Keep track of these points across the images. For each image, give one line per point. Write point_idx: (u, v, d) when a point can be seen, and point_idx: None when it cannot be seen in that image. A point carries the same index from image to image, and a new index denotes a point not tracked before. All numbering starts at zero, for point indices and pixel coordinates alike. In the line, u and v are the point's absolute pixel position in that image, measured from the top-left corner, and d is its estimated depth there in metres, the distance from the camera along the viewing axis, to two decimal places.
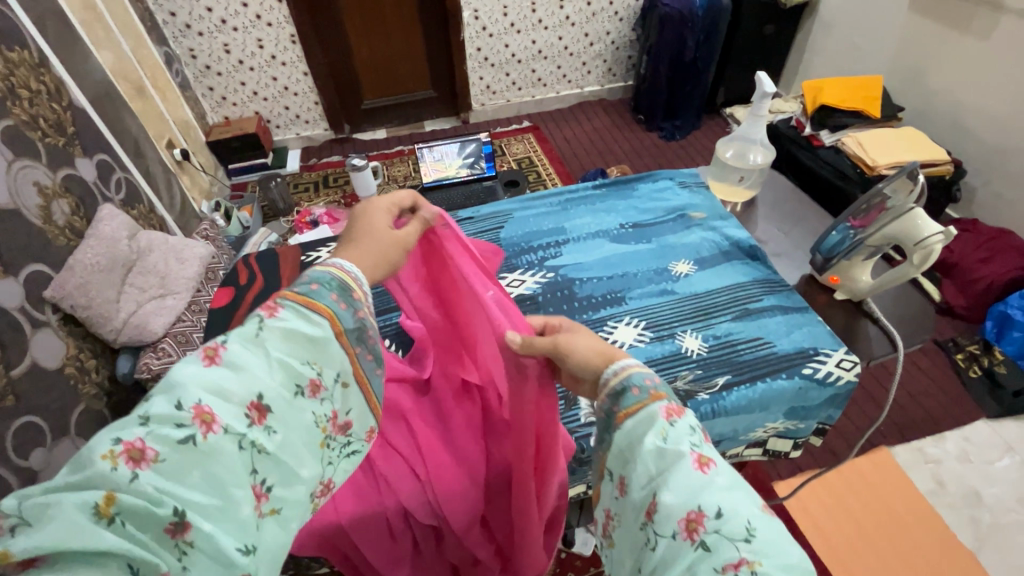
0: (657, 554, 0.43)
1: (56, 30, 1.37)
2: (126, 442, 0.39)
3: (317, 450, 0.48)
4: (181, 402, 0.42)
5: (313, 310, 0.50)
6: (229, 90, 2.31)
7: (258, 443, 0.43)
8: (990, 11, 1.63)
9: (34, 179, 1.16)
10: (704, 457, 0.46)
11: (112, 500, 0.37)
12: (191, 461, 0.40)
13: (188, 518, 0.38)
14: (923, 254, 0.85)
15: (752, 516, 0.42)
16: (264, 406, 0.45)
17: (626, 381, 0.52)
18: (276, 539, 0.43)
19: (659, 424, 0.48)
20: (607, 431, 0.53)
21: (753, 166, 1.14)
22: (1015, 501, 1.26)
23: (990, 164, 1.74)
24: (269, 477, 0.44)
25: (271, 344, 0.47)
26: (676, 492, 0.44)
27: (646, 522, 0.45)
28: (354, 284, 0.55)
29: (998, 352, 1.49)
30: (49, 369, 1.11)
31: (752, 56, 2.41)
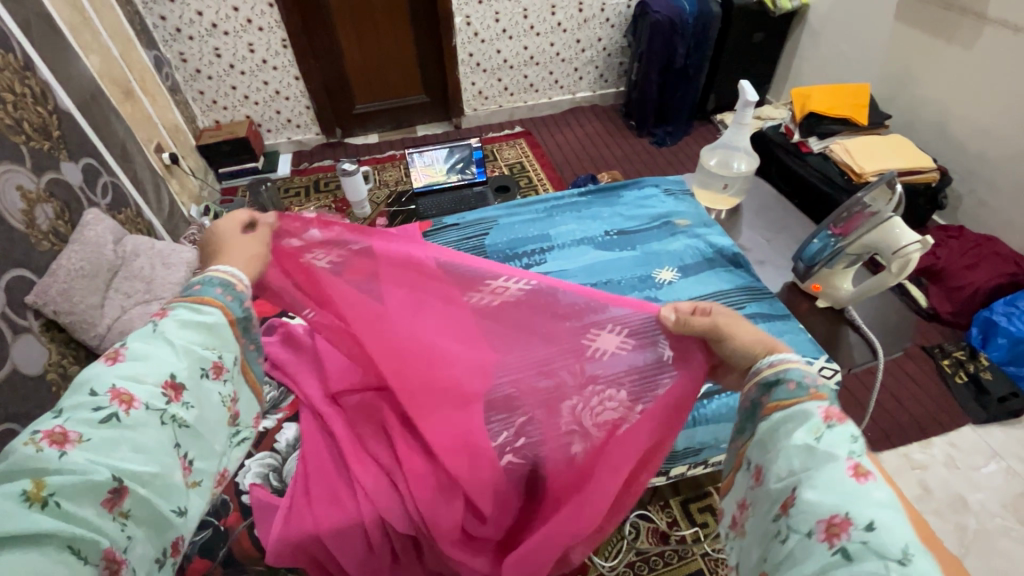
0: (786, 546, 0.46)
1: (42, 34, 1.36)
2: (46, 431, 0.49)
3: (223, 424, 0.60)
4: (96, 390, 0.52)
5: (203, 303, 0.59)
6: (220, 94, 2.30)
7: (176, 416, 0.55)
8: (973, 21, 1.66)
9: (17, 184, 1.15)
10: (863, 468, 0.46)
11: (42, 484, 0.46)
12: (114, 438, 0.50)
13: (123, 485, 0.49)
14: (901, 263, 0.86)
15: (912, 542, 0.42)
16: (178, 384, 0.56)
17: (783, 373, 0.55)
18: (198, 502, 0.56)
19: (813, 423, 0.50)
20: (750, 419, 0.57)
21: (737, 173, 1.16)
22: (1001, 507, 1.27)
23: (975, 172, 1.76)
24: (190, 451, 0.56)
25: (171, 335, 0.57)
26: (822, 491, 0.45)
27: (780, 514, 0.48)
28: (237, 281, 0.63)
29: (983, 358, 1.51)
30: (30, 376, 1.09)
31: (742, 63, 2.42)
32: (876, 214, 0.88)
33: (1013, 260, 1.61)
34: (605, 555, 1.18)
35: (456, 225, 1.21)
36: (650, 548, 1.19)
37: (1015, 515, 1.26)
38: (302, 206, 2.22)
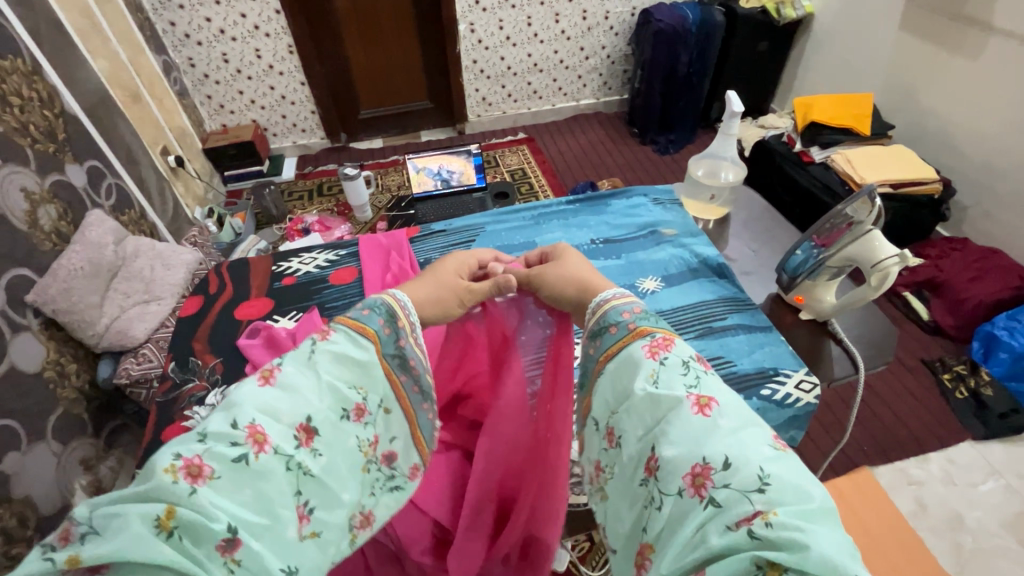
0: (662, 514, 0.41)
1: (51, 39, 1.39)
2: (186, 458, 0.41)
3: (356, 474, 0.49)
4: (237, 421, 0.43)
5: (363, 335, 0.52)
6: (227, 98, 2.34)
7: (304, 464, 0.45)
8: (979, 31, 1.64)
9: (21, 185, 1.17)
10: (705, 398, 0.44)
11: (172, 513, 0.38)
12: (244, 479, 0.41)
13: (238, 536, 0.39)
14: (880, 276, 0.85)
15: (766, 460, 0.39)
16: (311, 428, 0.46)
17: (605, 314, 0.56)
18: (314, 560, 0.43)
19: (647, 367, 0.48)
20: (587, 374, 0.56)
21: (724, 183, 1.15)
22: (999, 526, 1.25)
23: (979, 184, 1.73)
24: (312, 499, 0.45)
25: (322, 367, 0.49)
26: (679, 444, 0.42)
27: (646, 478, 0.44)
28: (401, 311, 0.57)
29: (984, 372, 1.49)
30: (27, 373, 1.11)
31: (747, 72, 2.41)
32: (856, 225, 0.88)
33: (1017, 273, 1.57)
34: (592, 564, 1.18)
35: (443, 231, 1.22)
36: None
37: (1013, 534, 1.23)
38: (305, 210, 2.25)
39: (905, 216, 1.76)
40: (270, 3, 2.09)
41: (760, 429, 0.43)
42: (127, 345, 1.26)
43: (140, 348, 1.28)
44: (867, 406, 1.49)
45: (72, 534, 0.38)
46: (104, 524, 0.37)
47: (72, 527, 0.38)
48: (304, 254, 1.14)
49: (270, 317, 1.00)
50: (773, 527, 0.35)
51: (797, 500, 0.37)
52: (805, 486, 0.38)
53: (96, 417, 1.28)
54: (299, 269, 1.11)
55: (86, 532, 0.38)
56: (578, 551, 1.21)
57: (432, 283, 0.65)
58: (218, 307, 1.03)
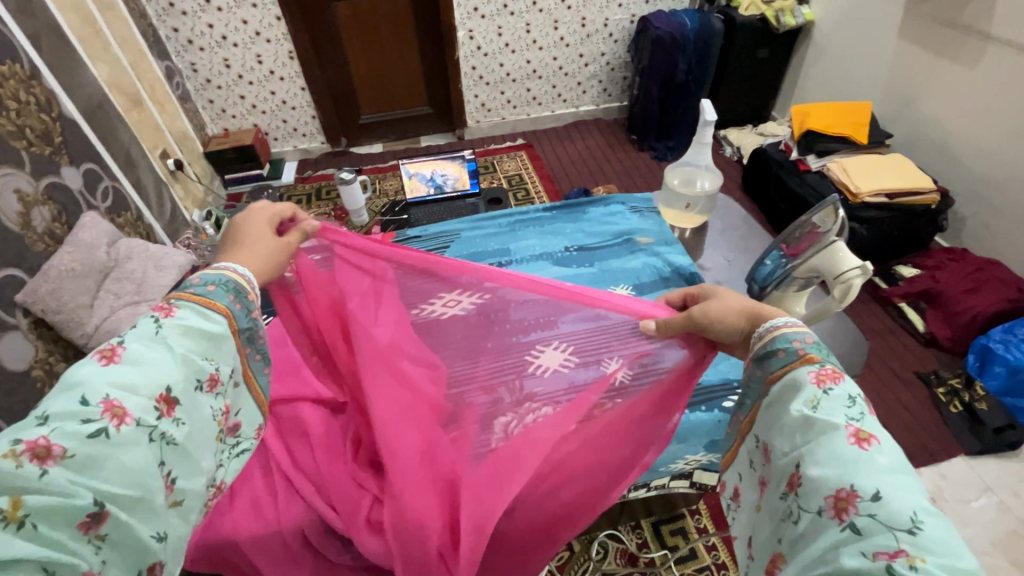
0: (800, 527, 0.42)
1: (51, 45, 1.42)
2: (28, 441, 0.41)
3: (215, 442, 0.52)
4: (86, 398, 0.44)
5: (212, 308, 0.54)
6: (228, 103, 2.37)
7: (168, 434, 0.47)
8: (978, 40, 1.62)
9: (15, 187, 1.19)
10: (865, 432, 0.41)
11: (19, 503, 0.39)
12: (100, 455, 0.42)
13: (104, 510, 0.41)
14: (843, 288, 0.83)
15: (921, 506, 0.37)
16: (172, 398, 0.48)
17: (772, 339, 0.51)
18: (180, 526, 0.47)
19: (808, 392, 0.46)
20: (748, 395, 0.53)
21: (701, 192, 1.15)
22: (989, 544, 1.22)
23: (977, 194, 1.71)
24: (175, 469, 0.47)
25: (172, 341, 0.50)
26: (826, 466, 0.41)
27: (791, 492, 0.44)
28: (247, 286, 0.59)
29: (979, 387, 1.46)
30: (15, 372, 1.13)
31: (746, 79, 2.40)
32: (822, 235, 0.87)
33: (1015, 285, 1.56)
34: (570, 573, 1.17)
35: (419, 238, 1.23)
36: (617, 568, 1.17)
37: (1005, 554, 1.21)
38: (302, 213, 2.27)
39: (903, 226, 1.73)
40: (272, 10, 2.13)
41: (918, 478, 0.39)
42: None
43: None
44: None
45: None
46: None
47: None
48: None
49: None
50: (916, 570, 0.34)
51: (948, 554, 0.35)
52: (958, 543, 0.36)
53: None
54: None
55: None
56: (558, 560, 1.19)
57: (263, 255, 0.65)
58: None
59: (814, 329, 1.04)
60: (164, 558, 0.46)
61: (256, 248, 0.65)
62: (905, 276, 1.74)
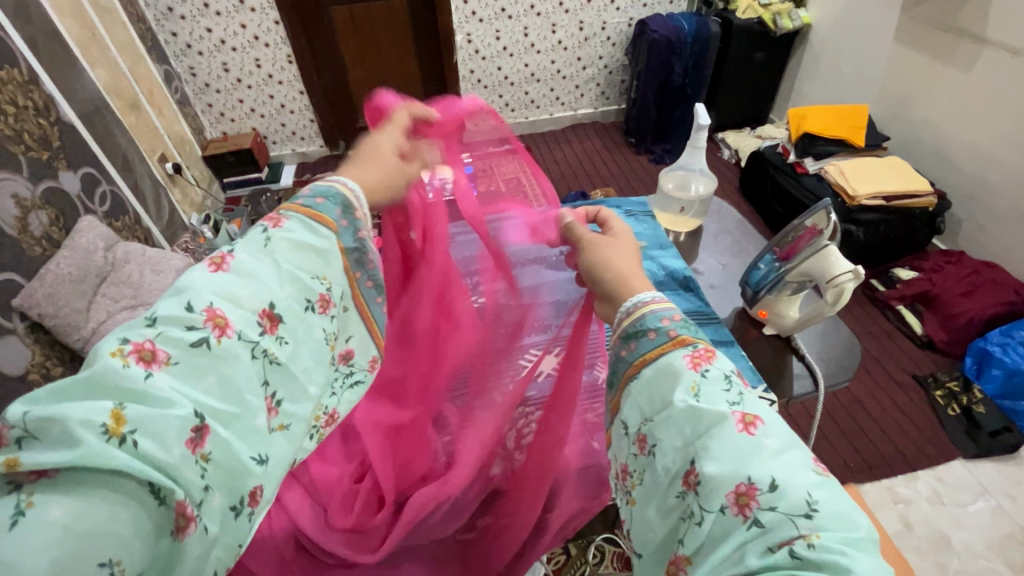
0: (701, 529, 0.38)
1: (49, 50, 1.42)
2: (135, 342, 0.39)
3: (324, 366, 0.51)
4: (192, 305, 0.42)
5: (319, 222, 0.53)
6: (227, 107, 2.38)
7: (269, 351, 0.45)
8: (972, 43, 1.62)
9: (12, 192, 1.19)
10: (749, 416, 0.41)
11: (121, 418, 0.35)
12: (205, 365, 0.41)
13: (204, 424, 0.39)
14: (834, 293, 0.85)
15: (813, 484, 0.37)
16: (275, 315, 0.47)
17: (643, 318, 0.50)
18: (284, 450, 0.45)
19: (687, 379, 0.44)
20: (615, 375, 0.51)
21: (695, 196, 1.16)
22: (986, 547, 1.22)
23: (973, 197, 1.71)
24: (278, 390, 0.46)
25: (279, 254, 0.49)
26: (722, 460, 0.39)
27: (684, 492, 0.41)
28: (355, 203, 0.58)
29: (977, 390, 1.46)
30: (12, 375, 1.12)
31: (743, 82, 2.41)
32: (816, 238, 0.88)
33: (1011, 288, 1.55)
34: None
35: None
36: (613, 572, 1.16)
37: (1001, 557, 1.21)
38: None
39: (900, 229, 1.73)
40: (269, 14, 2.13)
41: (802, 450, 0.40)
42: None
43: None
44: (854, 421, 1.46)
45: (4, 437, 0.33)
46: (42, 428, 0.34)
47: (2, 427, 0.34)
48: None
49: None
50: (817, 551, 0.34)
51: (840, 527, 0.35)
52: (849, 513, 0.36)
53: None
54: None
55: (22, 436, 0.33)
56: (554, 564, 1.19)
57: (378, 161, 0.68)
58: None
59: (808, 333, 1.04)
60: (265, 486, 0.43)
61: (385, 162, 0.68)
62: (901, 279, 1.74)
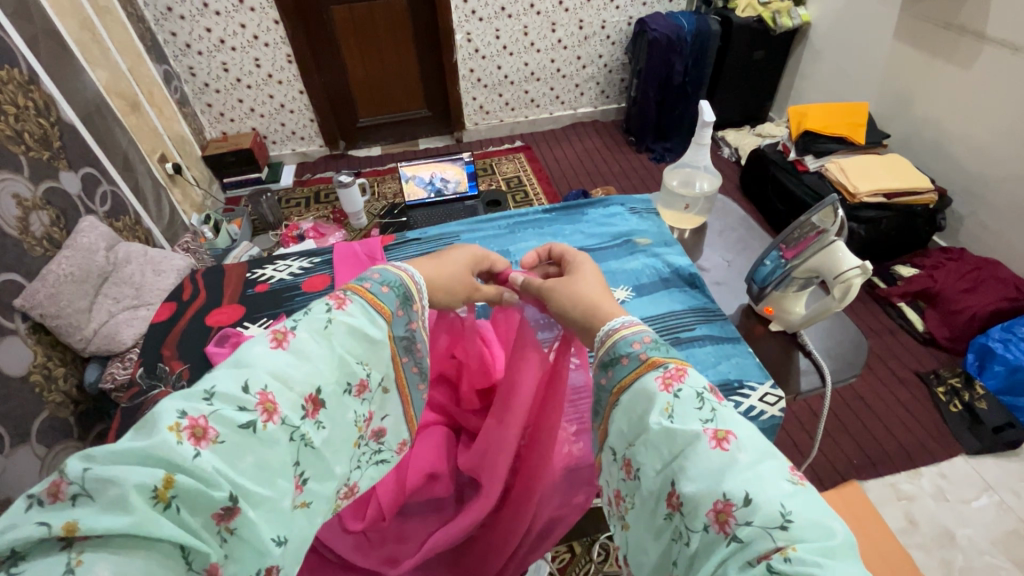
0: (690, 549, 0.38)
1: (49, 49, 1.42)
2: (191, 418, 0.40)
3: (349, 448, 0.49)
4: (248, 385, 0.43)
5: (379, 311, 0.53)
6: (227, 107, 2.37)
7: (308, 436, 0.45)
8: (972, 41, 1.62)
9: (14, 192, 1.19)
10: (722, 431, 0.41)
11: (170, 483, 0.37)
12: (246, 445, 0.41)
13: (237, 505, 0.39)
14: (843, 288, 0.85)
15: (786, 495, 0.37)
16: (319, 399, 0.46)
17: (616, 345, 0.51)
18: (304, 530, 0.43)
19: (661, 400, 0.45)
20: (599, 404, 0.53)
21: (699, 193, 1.15)
22: (990, 544, 1.22)
23: (974, 194, 1.72)
24: (307, 469, 0.45)
25: (336, 338, 0.49)
26: (698, 479, 0.39)
27: (671, 513, 0.41)
28: (416, 294, 0.59)
29: (979, 386, 1.47)
30: (13, 377, 1.12)
31: (743, 81, 2.41)
32: (821, 235, 0.88)
33: (1013, 284, 1.56)
34: None
35: (417, 240, 1.25)
36: (619, 570, 1.16)
37: (1005, 553, 1.21)
38: (301, 216, 2.28)
39: (901, 226, 1.74)
40: (269, 14, 2.13)
41: (777, 460, 0.40)
42: (114, 350, 1.23)
43: (127, 353, 1.24)
44: (857, 418, 1.47)
45: (62, 492, 0.36)
46: (97, 489, 0.35)
47: (60, 482, 0.36)
48: (279, 262, 1.17)
49: (239, 325, 1.01)
50: (793, 564, 0.33)
51: (818, 538, 0.35)
52: (827, 523, 0.35)
53: (82, 421, 1.29)
54: (273, 276, 1.13)
55: (78, 493, 0.35)
56: (559, 562, 1.19)
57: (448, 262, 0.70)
58: (188, 315, 1.05)
59: (813, 329, 1.04)
60: (282, 566, 0.41)
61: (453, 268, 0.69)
62: (903, 276, 1.74)
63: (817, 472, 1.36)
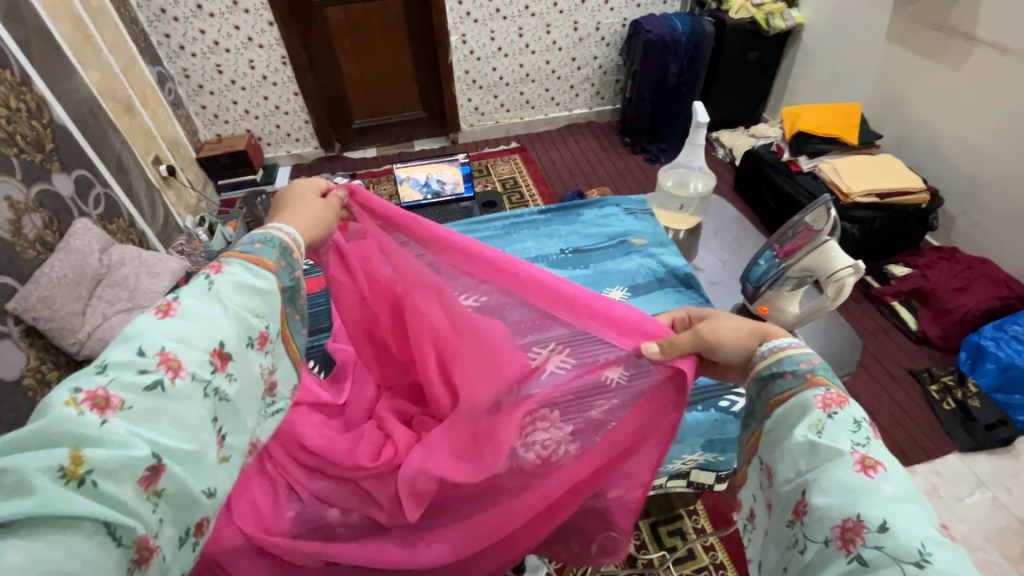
0: (806, 556, 0.43)
1: (41, 51, 1.41)
2: (87, 391, 0.41)
3: (260, 402, 0.52)
4: (143, 349, 0.44)
5: (261, 265, 0.54)
6: (221, 109, 2.37)
7: (220, 389, 0.47)
8: (962, 42, 1.64)
9: (5, 195, 1.17)
10: (870, 458, 0.43)
11: (79, 460, 0.38)
12: (157, 407, 0.43)
13: (161, 463, 0.41)
14: (836, 287, 0.86)
15: (927, 536, 0.38)
16: (225, 353, 0.48)
17: (780, 361, 0.53)
18: (229, 482, 0.47)
19: (814, 416, 0.47)
20: (752, 416, 0.55)
21: (694, 194, 1.16)
22: (983, 540, 1.23)
23: (965, 193, 1.73)
24: (225, 425, 0.47)
25: (226, 297, 0.50)
26: (831, 494, 0.42)
27: (794, 520, 0.45)
28: (293, 245, 0.60)
29: (971, 384, 1.48)
30: (6, 380, 1.11)
31: (737, 82, 2.42)
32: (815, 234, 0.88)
33: (1004, 283, 1.58)
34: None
35: None
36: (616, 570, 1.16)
37: (998, 549, 1.22)
38: None
39: (894, 226, 1.75)
40: (264, 15, 2.12)
41: (925, 506, 0.41)
42: None
43: None
44: None
45: None
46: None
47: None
48: None
49: None
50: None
51: None
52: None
53: None
54: None
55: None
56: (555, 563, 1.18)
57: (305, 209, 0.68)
58: None
59: (807, 329, 1.05)
60: (210, 519, 0.46)
61: (305, 213, 0.67)
62: (896, 275, 1.76)
63: None
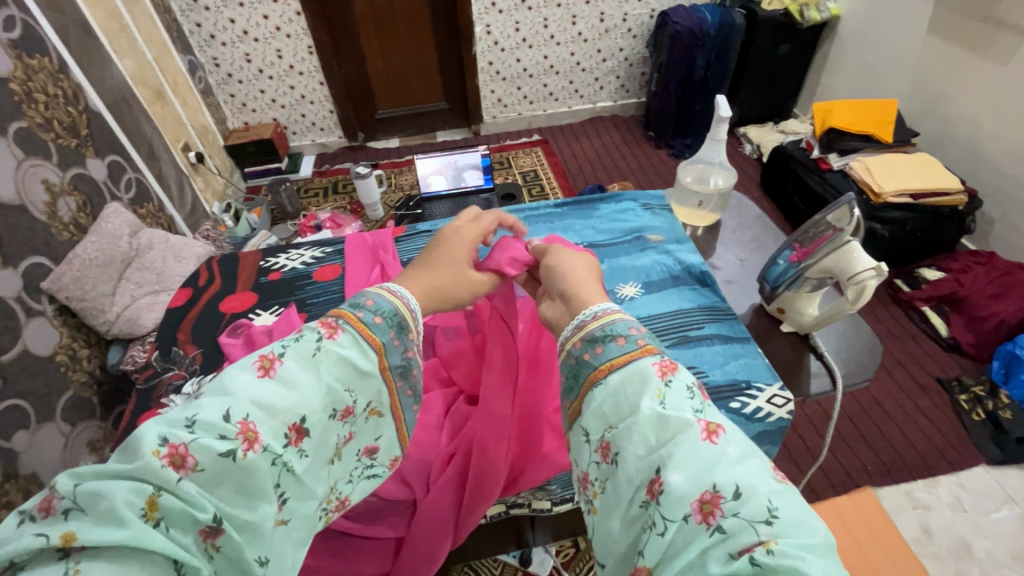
0: (665, 539, 0.38)
1: (79, 39, 1.44)
2: (171, 445, 0.43)
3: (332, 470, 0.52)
4: (230, 415, 0.45)
5: (370, 343, 0.54)
6: (249, 97, 2.41)
7: (290, 462, 0.47)
8: (1011, 35, 1.55)
9: (43, 177, 1.22)
10: (713, 425, 0.42)
11: (156, 505, 0.40)
12: (227, 474, 0.43)
13: (221, 526, 0.42)
14: (856, 289, 0.83)
15: (774, 492, 0.37)
16: (303, 428, 0.48)
17: (612, 325, 0.51)
18: (283, 547, 0.47)
19: (653, 385, 0.44)
20: (575, 380, 0.50)
21: (714, 189, 1.14)
22: (1008, 557, 1.19)
23: (1007, 195, 1.65)
24: (288, 491, 0.48)
25: (324, 367, 0.51)
26: (687, 468, 0.39)
27: (648, 501, 0.40)
28: (411, 323, 0.59)
29: (1004, 395, 1.42)
30: (41, 357, 1.15)
31: (768, 75, 2.35)
32: (838, 233, 0.86)
33: None
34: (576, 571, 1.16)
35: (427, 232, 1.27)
36: None
37: None
38: (319, 206, 2.31)
39: (927, 228, 1.69)
40: (291, 5, 2.15)
41: (761, 459, 0.40)
42: (135, 333, 1.26)
43: (147, 337, 1.26)
44: (874, 424, 1.44)
45: (54, 507, 0.40)
46: (89, 502, 0.39)
47: (52, 498, 0.40)
48: (291, 251, 1.19)
49: (251, 312, 1.04)
50: (775, 556, 0.33)
51: (800, 534, 0.35)
52: (808, 520, 0.36)
53: (105, 401, 1.32)
54: (286, 265, 1.15)
55: (69, 508, 0.40)
56: (563, 557, 1.19)
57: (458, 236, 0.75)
58: (204, 299, 1.07)
59: (827, 331, 1.02)
60: None
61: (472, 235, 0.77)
62: (927, 280, 1.70)
63: (829, 477, 1.34)
